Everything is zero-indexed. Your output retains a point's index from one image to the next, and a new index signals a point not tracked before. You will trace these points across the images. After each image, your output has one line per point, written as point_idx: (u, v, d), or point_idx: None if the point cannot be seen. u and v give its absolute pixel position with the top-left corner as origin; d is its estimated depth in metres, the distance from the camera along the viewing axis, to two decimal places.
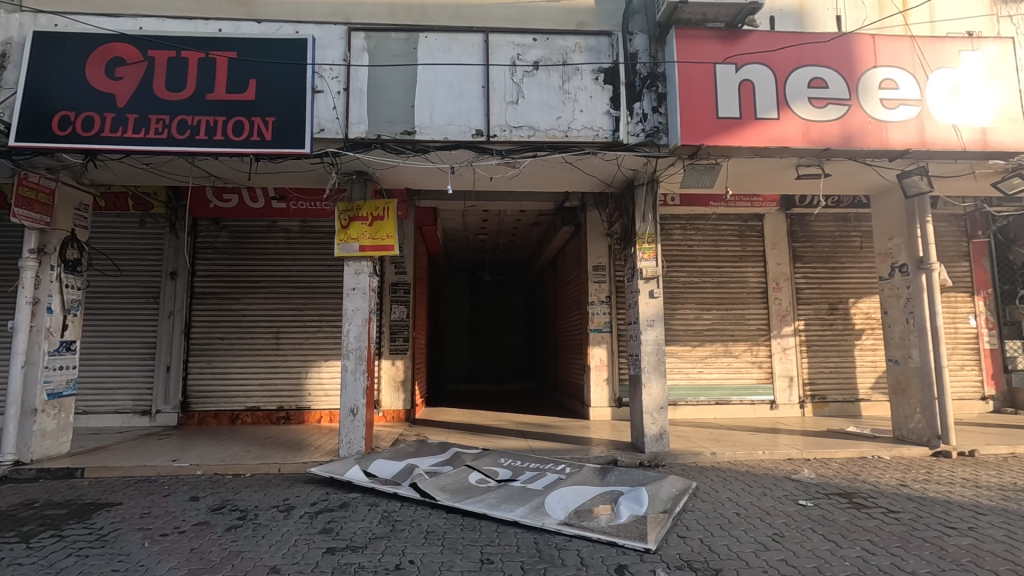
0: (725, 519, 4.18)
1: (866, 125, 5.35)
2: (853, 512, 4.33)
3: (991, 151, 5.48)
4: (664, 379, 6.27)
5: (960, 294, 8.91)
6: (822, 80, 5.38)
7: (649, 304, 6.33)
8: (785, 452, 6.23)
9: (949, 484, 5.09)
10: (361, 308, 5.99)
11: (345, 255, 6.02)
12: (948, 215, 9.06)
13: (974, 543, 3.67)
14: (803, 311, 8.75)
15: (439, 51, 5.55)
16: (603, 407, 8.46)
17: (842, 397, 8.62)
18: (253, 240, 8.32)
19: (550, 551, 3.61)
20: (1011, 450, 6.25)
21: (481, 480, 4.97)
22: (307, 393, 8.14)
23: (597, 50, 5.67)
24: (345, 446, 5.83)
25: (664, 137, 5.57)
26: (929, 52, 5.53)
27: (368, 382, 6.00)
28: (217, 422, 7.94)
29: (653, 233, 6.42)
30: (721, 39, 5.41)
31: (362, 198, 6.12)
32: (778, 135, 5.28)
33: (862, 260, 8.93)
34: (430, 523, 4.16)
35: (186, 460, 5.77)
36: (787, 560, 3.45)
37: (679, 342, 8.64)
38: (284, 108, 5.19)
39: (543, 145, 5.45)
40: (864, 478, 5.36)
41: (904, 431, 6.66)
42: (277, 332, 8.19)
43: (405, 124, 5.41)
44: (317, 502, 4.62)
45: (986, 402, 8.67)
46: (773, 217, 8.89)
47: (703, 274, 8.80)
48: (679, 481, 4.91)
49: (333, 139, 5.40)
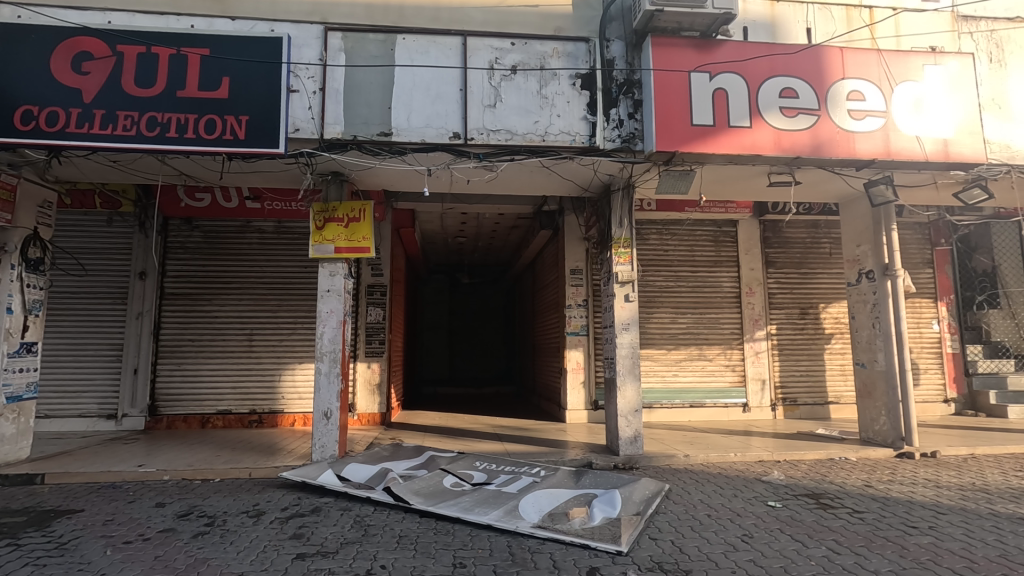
0: (696, 521, 4.23)
1: (834, 135, 5.50)
2: (819, 513, 4.44)
3: (952, 162, 5.68)
4: (639, 382, 6.33)
5: (924, 300, 9.17)
6: (793, 90, 5.51)
7: (625, 308, 6.39)
8: (756, 455, 6.34)
9: (911, 484, 5.25)
10: (336, 310, 5.92)
11: (320, 256, 5.95)
12: (913, 223, 9.33)
13: (934, 542, 3.78)
14: (775, 316, 8.93)
15: (417, 52, 5.53)
16: (580, 409, 8.50)
17: (811, 400, 8.82)
18: (227, 240, 8.17)
19: (523, 555, 3.62)
20: (971, 451, 6.46)
21: (456, 484, 4.95)
22: (280, 396, 8.01)
23: (574, 56, 5.72)
24: (318, 450, 5.76)
25: (639, 143, 5.64)
26: (895, 65, 5.70)
27: (342, 386, 5.93)
28: (186, 426, 7.77)
29: (628, 237, 6.47)
30: (695, 48, 5.50)
31: (337, 199, 6.06)
32: (750, 143, 5.39)
33: (832, 266, 9.16)
34: (403, 527, 4.13)
35: (152, 465, 5.62)
36: (754, 561, 3.51)
37: (654, 346, 8.72)
38: (257, 107, 5.12)
39: (520, 149, 5.47)
40: (831, 479, 5.49)
41: (871, 433, 6.84)
42: (249, 335, 8.04)
43: (381, 125, 5.38)
44: (288, 507, 4.55)
45: (948, 405, 8.94)
46: (747, 223, 9.07)
47: (678, 278, 8.91)
48: (652, 483, 4.97)
49: (309, 140, 5.35)
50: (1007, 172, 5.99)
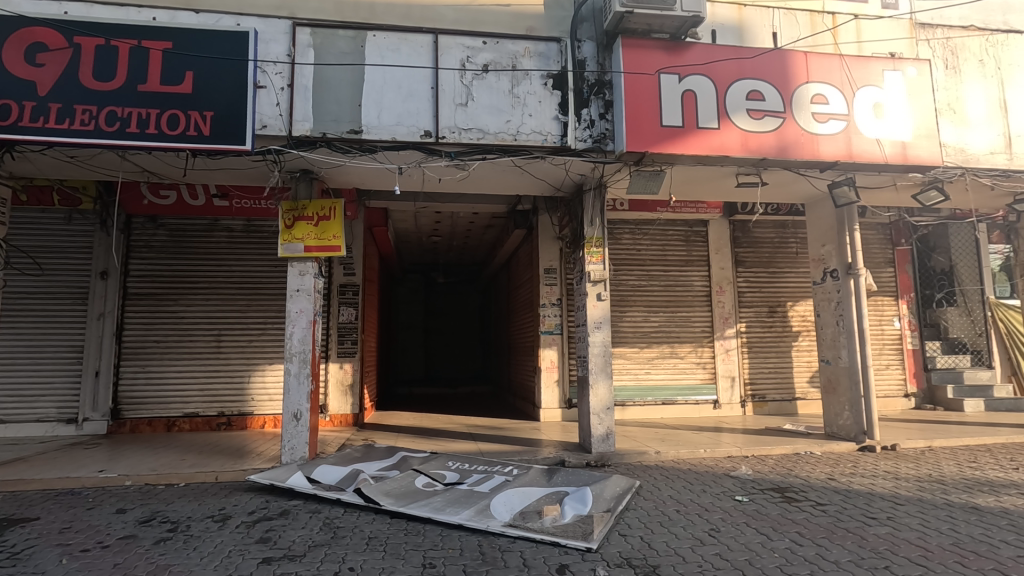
0: (665, 517, 4.29)
1: (799, 138, 5.64)
2: (784, 506, 4.55)
3: (910, 164, 5.87)
4: (611, 380, 6.40)
5: (886, 298, 9.44)
6: (759, 93, 5.62)
7: (597, 307, 6.45)
8: (725, 450, 6.45)
9: (871, 477, 5.42)
10: (305, 310, 5.83)
11: (289, 255, 5.85)
12: (876, 223, 9.60)
13: (891, 532, 3.91)
14: (744, 314, 9.12)
15: (388, 50, 5.49)
16: (554, 408, 8.56)
17: (779, 396, 9.02)
18: (193, 239, 7.97)
19: (493, 554, 3.62)
20: (928, 443, 6.70)
21: (428, 484, 4.93)
22: (250, 398, 7.87)
23: (546, 56, 5.74)
24: (287, 453, 5.67)
25: (610, 144, 5.69)
26: (856, 70, 5.87)
27: (313, 387, 5.84)
28: (151, 429, 7.55)
29: (600, 237, 6.53)
30: (665, 50, 5.57)
31: (307, 198, 5.97)
32: (718, 144, 5.49)
33: (799, 266, 9.39)
34: (373, 528, 4.09)
35: (114, 470, 5.45)
36: (721, 554, 3.58)
37: (627, 344, 8.81)
38: (222, 102, 5.00)
39: (492, 148, 5.47)
40: (796, 473, 5.62)
41: (835, 427, 7.03)
42: (218, 336, 7.87)
43: (351, 123, 5.31)
44: (255, 511, 4.47)
45: (908, 399, 9.21)
46: (716, 224, 9.23)
47: (651, 277, 9.02)
48: (623, 480, 5.03)
49: (276, 137, 5.24)
50: (961, 175, 6.22)
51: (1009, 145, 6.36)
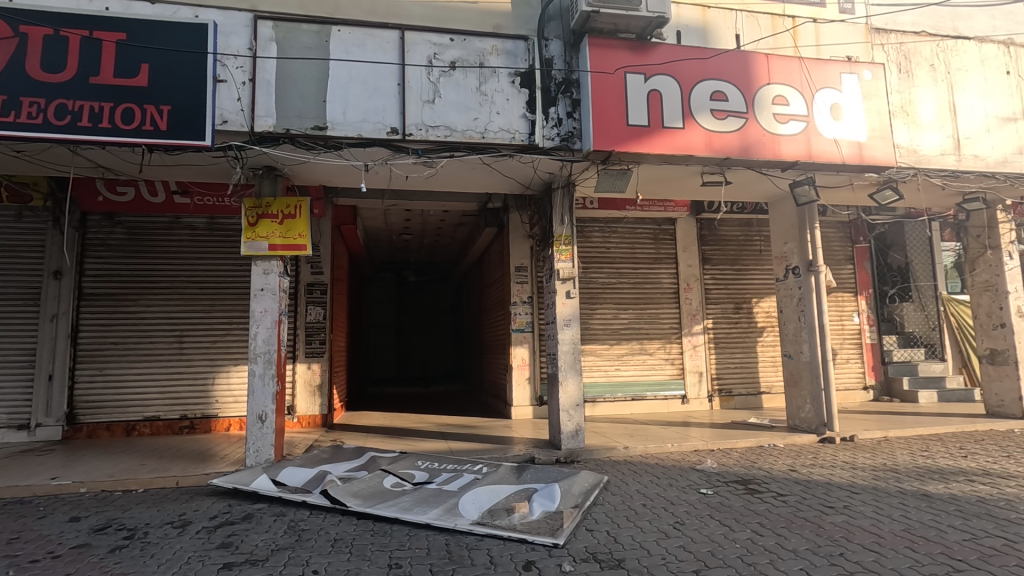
0: (631, 511, 4.35)
1: (762, 138, 5.77)
2: (747, 497, 4.67)
3: (866, 164, 6.07)
4: (580, 377, 6.46)
5: (846, 294, 9.75)
6: (722, 94, 5.73)
7: (566, 304, 6.50)
8: (692, 445, 6.57)
9: (830, 467, 5.60)
10: (270, 309, 5.71)
11: (252, 253, 5.71)
12: (836, 222, 9.90)
13: (847, 520, 4.05)
14: (710, 311, 9.31)
15: (353, 45, 5.40)
16: (525, 406, 8.59)
17: (745, 390, 9.24)
18: (153, 238, 7.72)
19: (460, 553, 3.61)
20: (884, 434, 6.96)
21: (396, 484, 4.89)
22: (214, 400, 7.69)
23: (513, 54, 5.74)
24: (252, 455, 5.54)
25: (578, 142, 5.73)
26: (815, 73, 6.03)
27: (278, 387, 5.73)
28: (110, 434, 7.29)
29: (569, 234, 6.57)
30: (632, 50, 5.64)
31: (271, 195, 5.85)
32: (683, 143, 5.57)
33: (763, 263, 9.64)
34: (339, 530, 4.04)
35: (68, 477, 5.26)
36: (684, 546, 3.64)
37: (597, 341, 8.88)
38: (180, 97, 4.86)
39: (460, 145, 5.44)
40: (759, 465, 5.77)
41: (797, 420, 7.23)
42: (179, 336, 7.66)
43: (315, 119, 5.21)
44: (217, 515, 4.36)
45: (867, 392, 9.52)
46: (684, 221, 9.38)
47: (620, 275, 9.11)
48: (591, 476, 5.08)
49: (238, 133, 5.11)
50: (914, 175, 6.45)
51: (958, 146, 6.65)
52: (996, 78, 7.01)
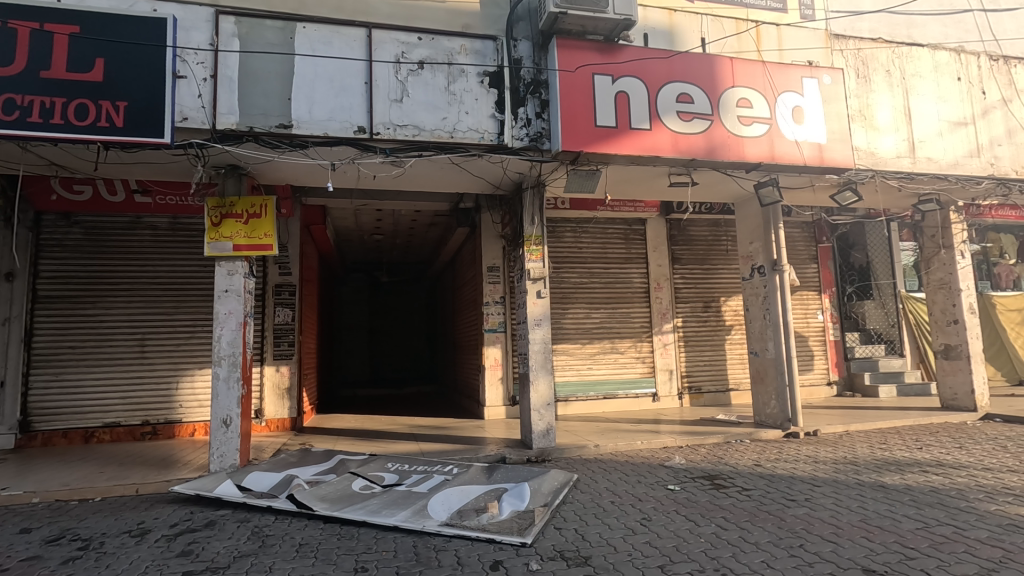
0: (599, 509, 4.39)
1: (727, 139, 5.88)
2: (713, 493, 4.76)
3: (826, 166, 6.25)
4: (551, 376, 6.49)
5: (810, 293, 10.01)
6: (688, 96, 5.83)
7: (537, 304, 6.52)
8: (661, 442, 6.66)
9: (793, 461, 5.75)
10: (235, 311, 5.58)
11: (216, 254, 5.58)
12: (800, 222, 10.17)
13: (808, 512, 4.16)
14: (680, 310, 9.46)
15: (319, 43, 5.32)
16: (498, 405, 8.59)
17: (714, 387, 9.41)
18: (113, 238, 7.47)
19: (428, 554, 3.59)
20: (845, 428, 7.18)
21: (365, 487, 4.84)
22: (177, 404, 7.49)
23: (482, 54, 5.74)
24: (216, 461, 5.40)
25: (546, 142, 5.75)
26: (777, 76, 6.17)
27: (243, 391, 5.60)
28: (67, 442, 7.03)
29: (539, 234, 6.60)
30: (599, 51, 5.70)
31: (235, 194, 5.72)
32: (650, 145, 5.65)
33: (731, 262, 9.84)
34: (305, 535, 3.97)
35: (20, 487, 5.05)
36: (650, 542, 3.69)
37: (570, 340, 8.93)
38: (137, 92, 4.72)
39: (428, 145, 5.42)
40: (726, 461, 5.89)
41: (763, 415, 7.39)
42: (141, 340, 7.43)
43: (280, 117, 5.12)
44: (178, 523, 4.25)
45: (831, 387, 9.78)
46: (654, 222, 9.50)
47: (592, 275, 9.18)
48: (561, 475, 5.11)
49: (199, 130, 4.99)
50: (871, 176, 6.67)
51: (912, 149, 6.89)
52: (948, 83, 7.27)
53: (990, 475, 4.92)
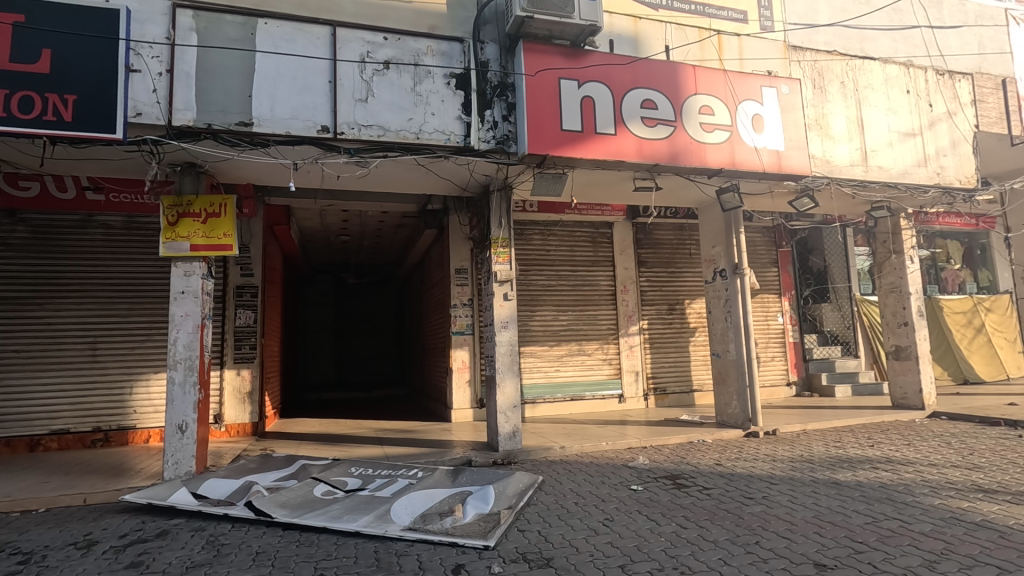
0: (563, 510, 4.42)
1: (689, 145, 6.01)
2: (674, 492, 4.84)
3: (784, 173, 6.45)
4: (518, 378, 6.50)
5: (770, 296, 10.30)
6: (652, 102, 5.93)
7: (503, 306, 6.52)
8: (626, 442, 6.74)
9: (752, 460, 5.90)
10: (192, 313, 5.41)
11: (172, 254, 5.41)
12: (760, 227, 10.46)
13: (765, 510, 4.27)
14: (646, 312, 9.61)
15: (281, 39, 5.21)
16: (465, 408, 8.55)
17: (679, 388, 9.59)
18: (62, 237, 7.16)
19: (389, 559, 3.55)
20: (803, 427, 7.40)
21: (327, 492, 4.75)
22: (131, 410, 7.21)
23: (449, 55, 5.72)
24: (171, 468, 5.22)
25: (513, 145, 5.77)
26: (738, 85, 6.34)
27: (201, 396, 5.44)
28: (10, 451, 6.68)
29: (506, 237, 6.61)
30: (565, 56, 5.75)
31: (192, 193, 5.55)
32: (615, 149, 5.73)
33: (694, 266, 10.06)
34: (262, 543, 3.87)
35: None
36: (612, 542, 3.73)
37: (537, 342, 8.97)
38: (88, 85, 4.55)
39: (394, 145, 5.37)
40: (688, 460, 6.00)
41: (724, 416, 7.56)
42: (92, 343, 7.13)
43: (240, 114, 4.99)
44: (127, 534, 4.08)
45: (790, 387, 10.07)
46: (621, 226, 9.64)
47: (560, 277, 9.25)
48: (526, 477, 5.13)
49: (153, 126, 4.82)
50: (827, 183, 6.92)
51: (865, 158, 7.18)
52: (898, 95, 7.60)
53: (936, 470, 5.15)
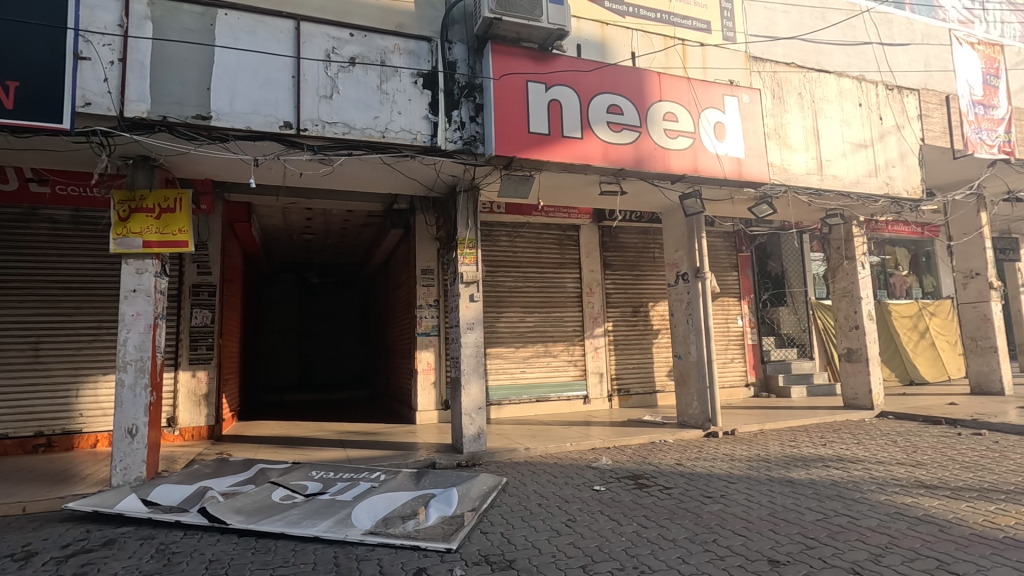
0: (526, 511, 4.42)
1: (654, 151, 6.12)
2: (636, 492, 4.92)
3: (744, 179, 6.64)
4: (483, 380, 6.48)
5: (731, 299, 10.59)
6: (618, 107, 6.03)
7: (469, 308, 6.50)
8: (590, 443, 6.81)
9: (710, 459, 6.05)
10: (144, 313, 5.20)
11: (123, 251, 5.20)
12: (721, 232, 10.75)
13: (723, 508, 4.38)
14: (611, 314, 9.74)
15: (243, 32, 5.07)
16: (430, 410, 8.49)
17: (642, 389, 9.75)
18: (3, 230, 6.77)
19: (349, 564, 3.49)
20: (760, 427, 7.63)
21: (286, 497, 4.63)
22: (77, 414, 6.88)
23: (417, 54, 5.67)
24: (119, 474, 5.00)
25: (480, 146, 5.76)
26: (701, 93, 6.50)
27: (152, 399, 5.23)
28: None
29: (472, 238, 6.58)
30: (533, 59, 5.78)
31: (145, 187, 5.35)
32: (581, 153, 5.79)
33: (658, 269, 10.25)
34: (216, 550, 3.75)
35: None
36: (574, 543, 3.76)
37: (503, 344, 8.97)
38: (32, 72, 4.33)
39: (359, 144, 5.29)
40: (650, 460, 6.11)
41: (685, 416, 7.72)
42: (35, 342, 6.78)
43: (198, 108, 4.83)
44: (71, 544, 3.89)
45: (748, 388, 10.37)
46: (587, 229, 9.74)
47: (526, 279, 9.28)
48: (490, 478, 5.12)
49: (103, 117, 4.62)
50: (784, 191, 7.16)
51: (820, 167, 7.45)
52: (851, 108, 7.92)
53: (882, 467, 5.39)
